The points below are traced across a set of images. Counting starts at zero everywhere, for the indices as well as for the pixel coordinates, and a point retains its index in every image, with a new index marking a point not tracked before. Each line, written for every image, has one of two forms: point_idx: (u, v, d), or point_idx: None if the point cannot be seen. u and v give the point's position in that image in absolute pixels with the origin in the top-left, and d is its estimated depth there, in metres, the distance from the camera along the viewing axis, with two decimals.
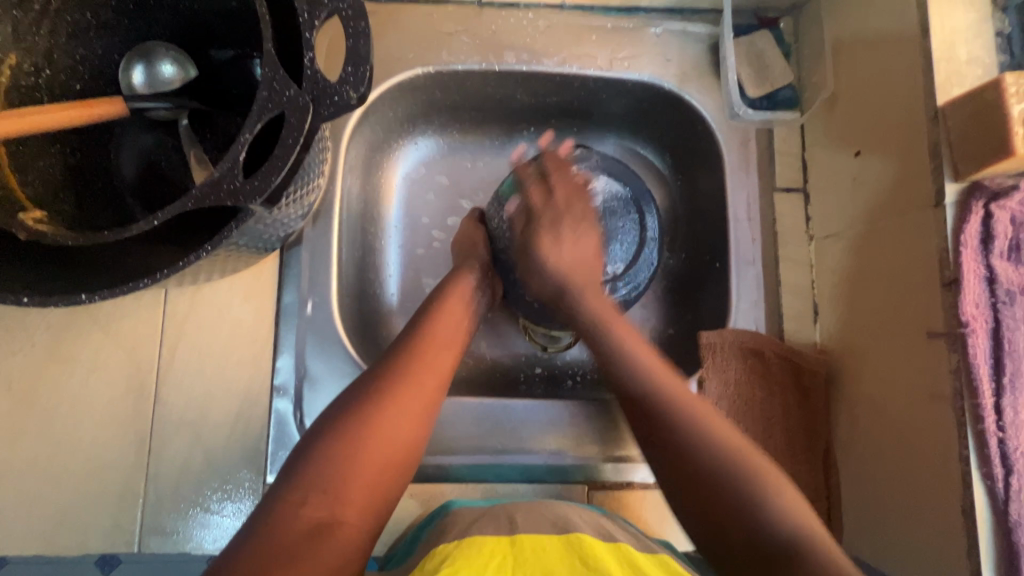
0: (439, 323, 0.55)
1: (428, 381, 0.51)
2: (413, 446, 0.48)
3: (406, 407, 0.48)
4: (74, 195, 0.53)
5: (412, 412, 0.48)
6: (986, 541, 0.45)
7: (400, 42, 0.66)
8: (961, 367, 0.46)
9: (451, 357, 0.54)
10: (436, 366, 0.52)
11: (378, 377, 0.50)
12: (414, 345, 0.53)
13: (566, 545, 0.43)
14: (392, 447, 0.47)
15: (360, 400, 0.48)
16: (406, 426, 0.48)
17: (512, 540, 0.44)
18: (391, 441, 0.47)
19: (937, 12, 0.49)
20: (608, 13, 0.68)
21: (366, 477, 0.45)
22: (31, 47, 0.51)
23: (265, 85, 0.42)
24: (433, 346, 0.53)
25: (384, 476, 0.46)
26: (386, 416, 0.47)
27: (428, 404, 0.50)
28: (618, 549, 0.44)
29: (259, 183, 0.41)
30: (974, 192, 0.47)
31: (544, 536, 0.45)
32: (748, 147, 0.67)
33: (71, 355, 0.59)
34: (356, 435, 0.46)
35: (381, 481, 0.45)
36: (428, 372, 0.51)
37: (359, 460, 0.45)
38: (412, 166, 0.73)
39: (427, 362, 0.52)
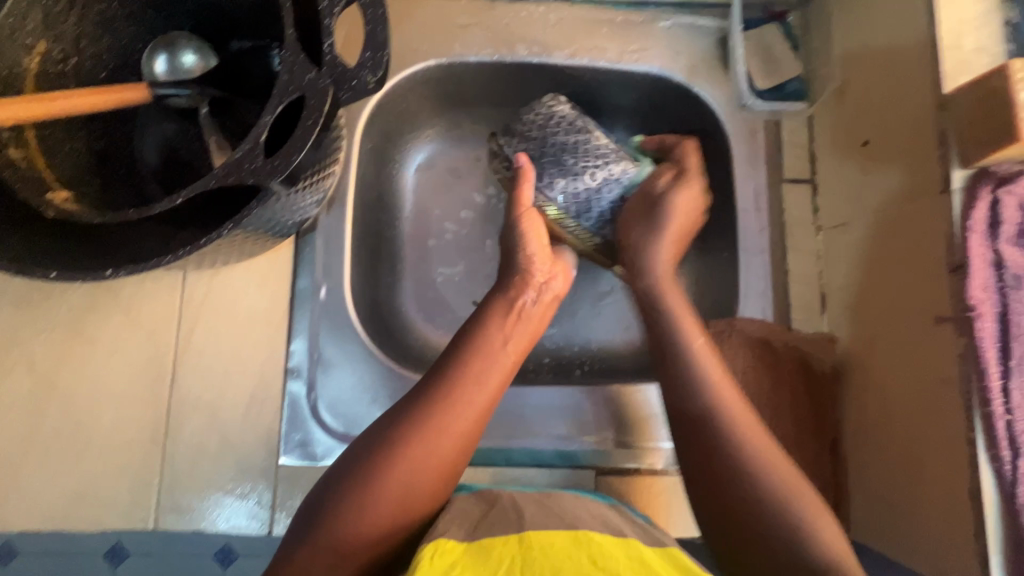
0: (483, 359, 0.52)
1: (451, 427, 0.48)
2: (433, 498, 0.47)
3: (428, 456, 0.46)
4: (97, 179, 0.55)
5: (432, 463, 0.47)
6: (993, 523, 0.44)
7: (414, 34, 0.67)
8: (969, 351, 0.46)
9: (487, 399, 0.50)
10: (467, 414, 0.49)
11: (402, 418, 0.48)
12: (452, 384, 0.50)
13: (573, 540, 0.42)
14: (411, 496, 0.45)
15: (380, 444, 0.47)
16: (426, 475, 0.46)
17: (520, 539, 0.42)
18: (406, 497, 0.45)
19: (944, 1, 0.50)
20: (618, 7, 0.69)
21: (378, 528, 0.44)
22: (59, 36, 0.53)
23: (286, 70, 0.44)
24: (464, 386, 0.50)
25: (403, 524, 0.45)
26: (402, 467, 0.46)
27: (454, 455, 0.48)
28: (625, 543, 0.43)
29: (279, 163, 0.43)
30: (982, 178, 0.47)
31: (552, 532, 0.43)
32: (756, 139, 0.68)
33: (91, 336, 0.60)
34: (372, 488, 0.45)
35: (394, 532, 0.44)
36: (454, 420, 0.48)
37: (374, 514, 0.44)
38: (423, 159, 0.74)
39: (455, 408, 0.49)
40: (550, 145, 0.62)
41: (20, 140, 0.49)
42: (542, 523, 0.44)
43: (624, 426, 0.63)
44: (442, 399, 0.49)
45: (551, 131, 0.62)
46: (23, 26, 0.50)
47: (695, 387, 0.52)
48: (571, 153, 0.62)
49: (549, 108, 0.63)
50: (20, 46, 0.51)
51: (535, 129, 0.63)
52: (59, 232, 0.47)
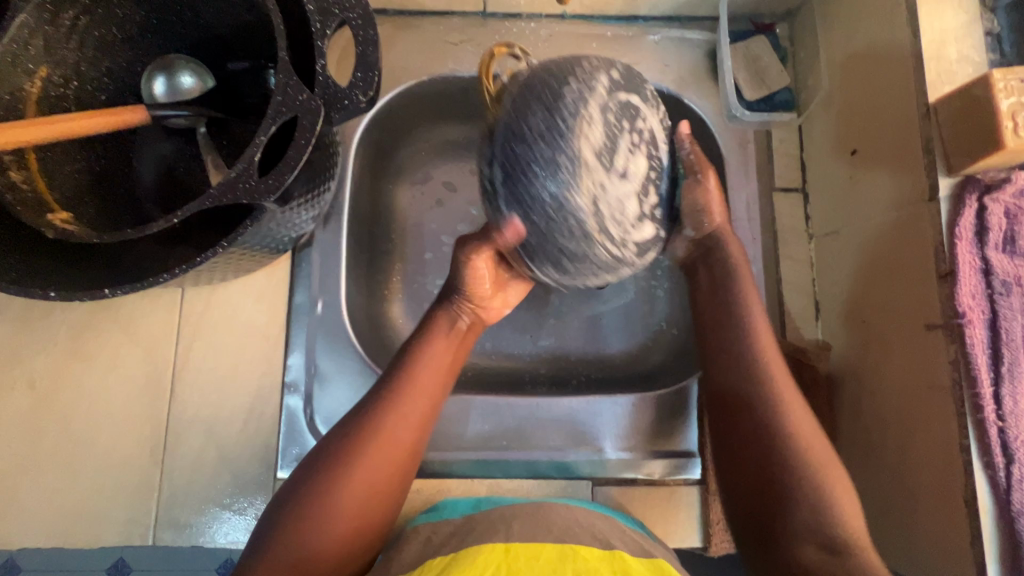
0: (423, 371, 0.51)
1: (398, 434, 0.48)
2: (382, 511, 0.47)
3: (375, 471, 0.47)
4: (97, 200, 0.56)
5: (379, 477, 0.47)
6: (989, 531, 0.44)
7: (408, 52, 0.69)
8: (960, 358, 0.46)
9: (427, 409, 0.51)
10: (409, 427, 0.49)
11: (349, 434, 0.48)
12: (394, 398, 0.49)
13: (562, 555, 0.42)
14: (362, 511, 0.46)
15: (327, 461, 0.47)
16: (374, 489, 0.47)
17: (507, 549, 0.42)
18: (359, 508, 0.46)
19: (925, 13, 0.51)
20: (607, 21, 0.70)
21: (331, 540, 0.45)
22: (59, 61, 0.54)
23: (280, 91, 0.45)
24: (408, 393, 0.50)
25: (354, 538, 0.46)
26: (350, 485, 0.46)
27: (397, 467, 0.48)
28: (614, 556, 0.43)
29: (273, 182, 0.44)
30: (966, 185, 0.48)
31: (542, 544, 0.43)
32: (746, 149, 0.69)
33: (91, 354, 0.61)
34: (323, 507, 0.45)
35: (347, 541, 0.45)
36: (400, 427, 0.49)
37: (325, 531, 0.44)
38: (419, 173, 0.75)
39: (397, 422, 0.49)
40: (536, 137, 0.44)
41: (22, 163, 0.51)
42: (536, 535, 0.44)
43: (622, 435, 0.63)
44: (384, 412, 0.49)
45: (558, 147, 0.43)
46: (25, 52, 0.52)
47: (736, 357, 0.54)
48: (551, 157, 0.43)
49: (557, 90, 0.44)
50: (22, 71, 0.52)
51: (530, 110, 0.44)
52: (52, 252, 0.48)
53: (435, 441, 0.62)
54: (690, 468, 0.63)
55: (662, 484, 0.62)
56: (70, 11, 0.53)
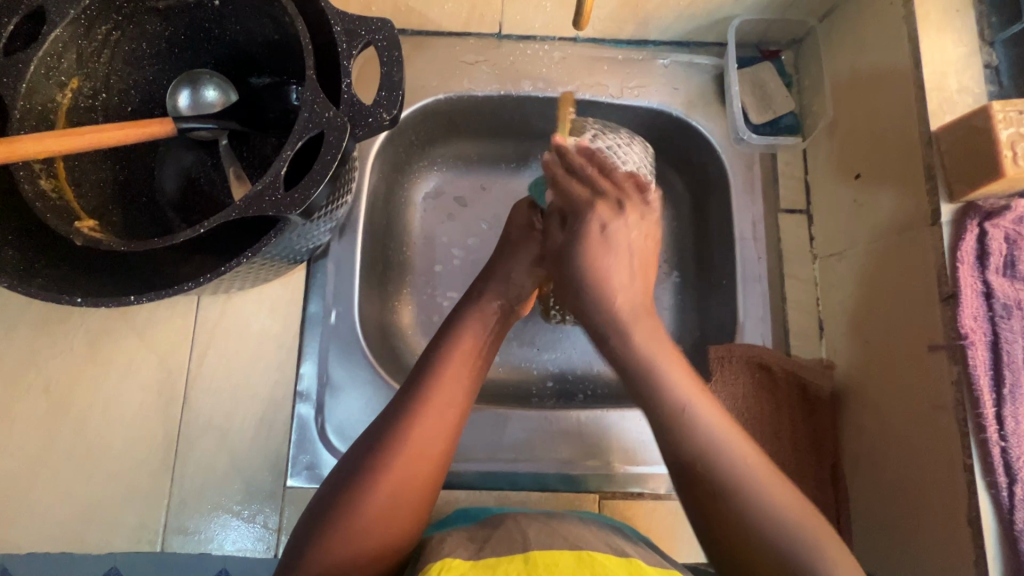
0: (448, 378, 0.51)
1: (433, 438, 0.49)
2: (416, 515, 0.48)
3: (404, 475, 0.47)
4: (121, 208, 0.58)
5: (411, 483, 0.47)
6: (993, 550, 0.45)
7: (425, 71, 0.71)
8: (962, 378, 0.48)
9: (458, 406, 0.51)
10: (442, 423, 0.49)
11: (376, 442, 0.48)
12: (420, 405, 0.49)
13: (576, 560, 0.43)
14: (392, 517, 0.46)
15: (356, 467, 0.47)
16: (407, 494, 0.47)
17: (526, 558, 0.43)
18: (398, 510, 0.46)
19: (927, 46, 0.53)
20: (618, 45, 0.73)
21: (374, 542, 0.45)
22: (91, 73, 0.56)
23: (307, 108, 0.47)
24: (440, 398, 0.50)
25: (388, 544, 0.46)
26: (382, 491, 0.46)
27: (429, 473, 0.48)
28: (630, 562, 0.44)
29: (298, 196, 0.45)
30: (968, 211, 0.49)
31: (558, 552, 0.44)
32: (752, 170, 0.71)
33: (106, 358, 0.62)
34: (354, 513, 0.45)
35: (389, 541, 0.46)
36: (433, 433, 0.49)
37: (368, 524, 0.45)
38: (431, 187, 0.77)
39: (424, 428, 0.48)
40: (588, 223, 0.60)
41: (50, 172, 0.52)
42: (549, 546, 0.45)
43: (631, 452, 0.64)
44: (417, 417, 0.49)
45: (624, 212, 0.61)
46: (58, 65, 0.53)
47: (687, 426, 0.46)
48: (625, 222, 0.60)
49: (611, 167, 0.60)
50: (54, 82, 0.54)
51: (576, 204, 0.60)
52: (74, 259, 0.49)
53: None
54: None
55: (669, 499, 0.63)
56: (103, 26, 0.55)
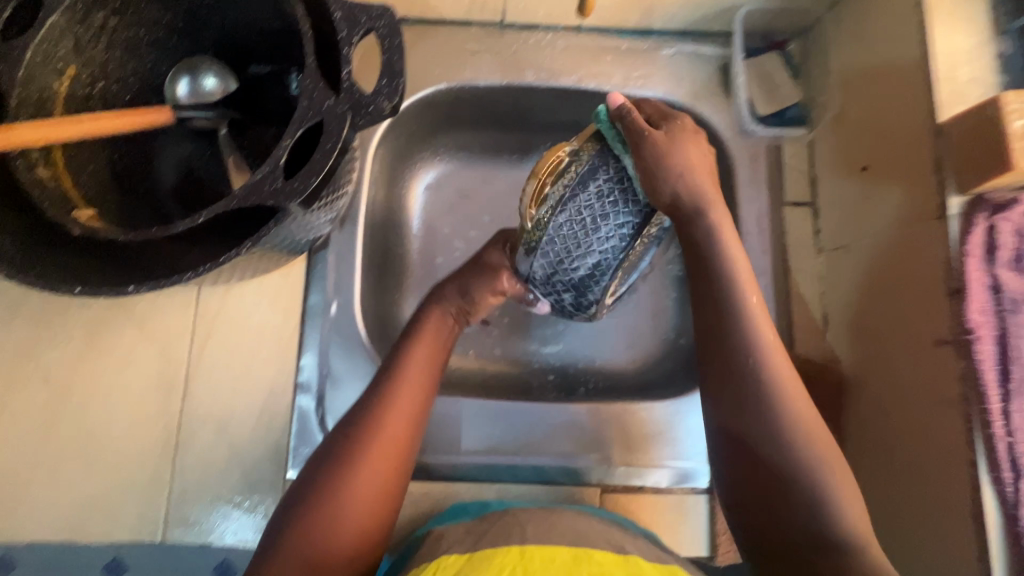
0: (406, 391, 0.51)
1: (395, 431, 0.49)
2: (375, 531, 0.47)
3: (360, 489, 0.46)
4: (120, 196, 0.57)
5: (368, 496, 0.46)
6: (996, 546, 0.45)
7: (427, 60, 0.70)
8: (968, 373, 0.47)
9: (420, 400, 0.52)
10: (404, 415, 0.50)
11: (335, 454, 0.48)
12: (377, 417, 0.49)
13: (572, 557, 0.43)
14: (348, 534, 0.45)
15: (316, 481, 0.47)
16: (365, 511, 0.46)
17: (522, 552, 0.43)
18: (372, 506, 0.47)
19: (938, 35, 0.52)
20: (623, 35, 0.72)
21: (350, 538, 0.45)
22: (88, 60, 0.55)
23: (306, 96, 0.46)
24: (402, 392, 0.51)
25: (348, 561, 0.45)
26: (341, 505, 0.45)
27: (386, 488, 0.48)
28: (624, 559, 0.44)
29: (298, 185, 0.44)
30: (977, 204, 0.49)
31: (556, 546, 0.44)
32: (757, 162, 0.70)
33: (106, 349, 0.62)
34: (327, 515, 0.45)
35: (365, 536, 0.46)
36: (396, 426, 0.50)
37: (344, 519, 0.45)
38: (433, 178, 0.76)
39: (393, 416, 0.50)
40: (580, 217, 0.53)
41: (48, 160, 0.51)
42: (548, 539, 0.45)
43: (632, 444, 0.64)
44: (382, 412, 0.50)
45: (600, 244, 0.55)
46: (56, 52, 0.52)
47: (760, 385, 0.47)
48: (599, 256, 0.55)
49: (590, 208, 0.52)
50: (51, 70, 0.53)
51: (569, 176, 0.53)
52: (71, 245, 0.48)
53: (446, 445, 0.63)
54: (696, 478, 0.63)
55: (670, 492, 0.63)
56: (100, 13, 0.54)
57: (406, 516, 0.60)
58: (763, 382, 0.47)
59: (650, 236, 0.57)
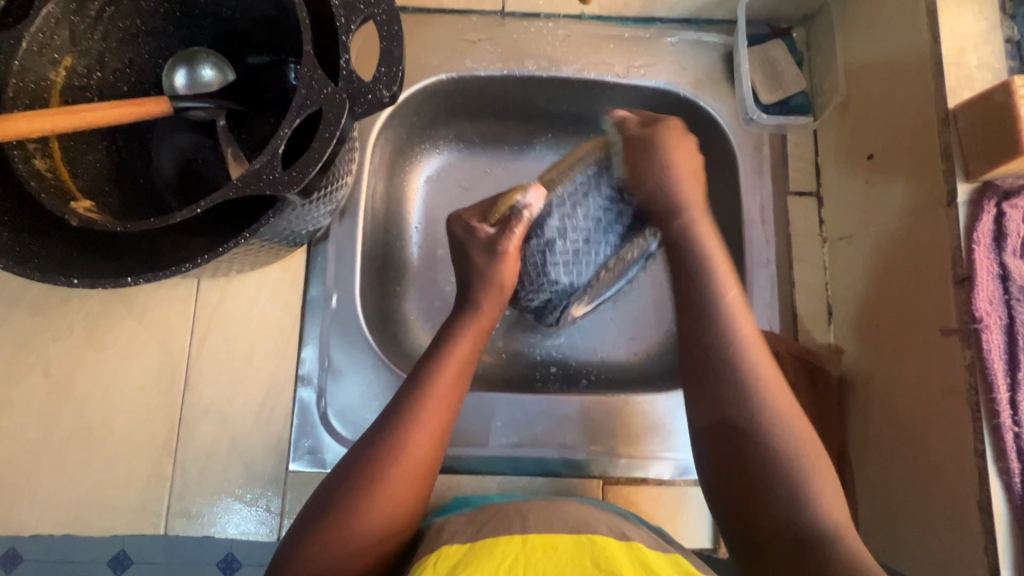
0: (451, 368, 0.52)
1: (433, 422, 0.50)
2: (410, 512, 0.47)
3: (405, 464, 0.47)
4: (118, 191, 0.56)
5: (411, 473, 0.48)
6: (1003, 535, 0.44)
7: (426, 49, 0.69)
8: (975, 363, 0.46)
9: (454, 390, 0.52)
10: (441, 407, 0.50)
11: (380, 431, 0.49)
12: (422, 395, 0.50)
13: (576, 544, 0.43)
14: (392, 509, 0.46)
15: (358, 456, 0.48)
16: (408, 487, 0.47)
17: (523, 540, 0.43)
18: (402, 497, 0.47)
19: (946, 19, 0.51)
20: (624, 23, 0.71)
21: (377, 526, 0.45)
22: (84, 51, 0.55)
23: (304, 84, 0.45)
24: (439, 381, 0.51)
25: (389, 536, 0.46)
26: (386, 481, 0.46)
27: (418, 478, 0.48)
28: (629, 545, 0.44)
29: (296, 175, 0.44)
30: (986, 191, 0.48)
31: (556, 535, 0.43)
32: (761, 152, 0.69)
33: (106, 342, 0.61)
34: (359, 503, 0.45)
35: (393, 525, 0.46)
36: (432, 416, 0.50)
37: (372, 509, 0.45)
38: (433, 170, 0.76)
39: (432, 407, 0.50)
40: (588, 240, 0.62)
41: (46, 151, 0.51)
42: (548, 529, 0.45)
43: (633, 436, 0.63)
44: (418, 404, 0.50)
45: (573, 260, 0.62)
46: (51, 42, 0.52)
47: (744, 392, 0.50)
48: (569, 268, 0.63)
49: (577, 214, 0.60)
50: (47, 60, 0.53)
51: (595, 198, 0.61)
52: (70, 236, 0.48)
53: (447, 437, 0.62)
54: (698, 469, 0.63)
55: (672, 484, 0.63)
56: (95, 3, 0.53)
57: None
58: (741, 377, 0.50)
59: (633, 258, 0.64)
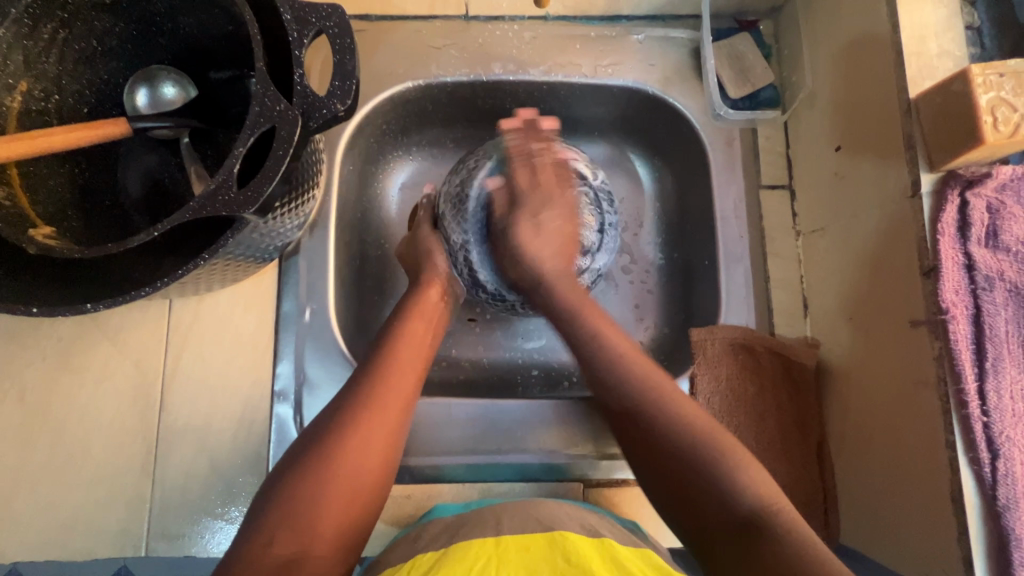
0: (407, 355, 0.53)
1: (393, 407, 0.50)
2: (371, 501, 0.47)
3: (364, 449, 0.47)
4: (82, 213, 0.56)
5: (376, 451, 0.47)
6: (975, 526, 0.44)
7: (391, 57, 0.68)
8: (943, 354, 0.46)
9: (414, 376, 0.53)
10: (400, 391, 0.51)
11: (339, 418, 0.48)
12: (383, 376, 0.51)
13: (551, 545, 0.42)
14: (361, 480, 0.46)
15: (323, 429, 0.48)
16: (376, 454, 0.47)
17: (497, 542, 0.43)
18: (361, 484, 0.46)
19: (905, 8, 0.51)
20: (590, 22, 0.70)
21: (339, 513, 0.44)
22: (40, 74, 0.54)
23: (257, 102, 0.44)
24: (398, 368, 0.52)
25: (351, 516, 0.45)
26: (353, 457, 0.46)
27: (381, 467, 0.48)
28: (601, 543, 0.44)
29: (251, 194, 0.43)
30: (949, 181, 0.48)
31: (531, 535, 0.44)
32: (732, 146, 0.69)
33: (81, 367, 0.61)
34: (319, 488, 0.44)
35: (355, 509, 0.45)
36: (393, 399, 0.50)
37: (331, 495, 0.44)
38: (407, 177, 0.75)
39: (393, 388, 0.51)
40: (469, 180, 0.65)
41: (4, 180, 0.51)
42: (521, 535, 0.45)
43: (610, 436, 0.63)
44: (376, 389, 0.50)
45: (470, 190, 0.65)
46: (4, 67, 0.52)
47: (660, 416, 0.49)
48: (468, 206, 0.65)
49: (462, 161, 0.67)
50: (2, 86, 0.52)
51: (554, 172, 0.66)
52: (29, 264, 0.48)
53: (427, 445, 0.62)
54: None
55: None
56: (48, 25, 0.53)
57: (388, 517, 0.60)
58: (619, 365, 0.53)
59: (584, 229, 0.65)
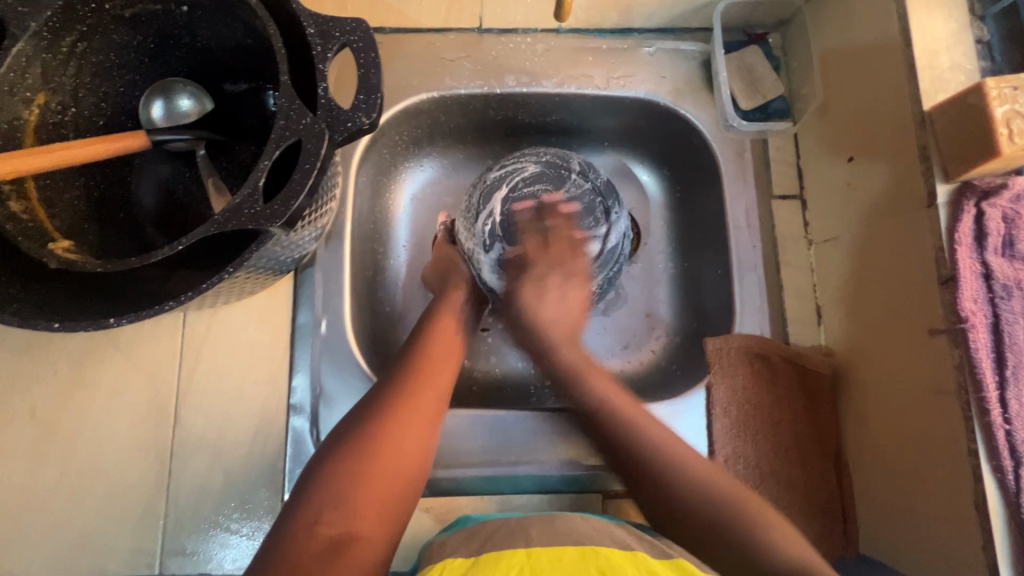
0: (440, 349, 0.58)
1: (427, 395, 0.53)
2: (410, 489, 0.49)
3: (405, 432, 0.49)
4: (97, 226, 0.56)
5: (418, 431, 0.50)
6: (1000, 534, 0.44)
7: (406, 69, 0.69)
8: (964, 362, 0.47)
9: (449, 370, 0.57)
10: (437, 383, 0.54)
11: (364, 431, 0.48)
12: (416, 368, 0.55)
13: (580, 554, 0.42)
14: (403, 460, 0.48)
15: (370, 414, 0.50)
16: (415, 440, 0.50)
17: (529, 553, 0.42)
18: (401, 470, 0.48)
19: (917, 23, 0.52)
20: (602, 35, 0.71)
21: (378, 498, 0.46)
22: (57, 87, 0.54)
23: (282, 116, 0.45)
24: (430, 363, 0.56)
25: (390, 503, 0.47)
26: (401, 443, 0.49)
27: (420, 450, 0.50)
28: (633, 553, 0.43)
29: (277, 207, 0.43)
30: (964, 191, 0.49)
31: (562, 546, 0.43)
32: (744, 157, 0.70)
33: (93, 380, 0.60)
34: (364, 470, 0.46)
35: (395, 496, 0.47)
36: (427, 388, 0.53)
37: (376, 475, 0.46)
38: (418, 188, 0.76)
39: (428, 379, 0.54)
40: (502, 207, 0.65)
41: (20, 193, 0.50)
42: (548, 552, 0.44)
43: None
44: (412, 378, 0.53)
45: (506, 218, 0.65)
46: (22, 81, 0.51)
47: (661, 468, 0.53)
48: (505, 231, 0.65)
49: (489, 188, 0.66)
50: (19, 99, 0.52)
51: (568, 184, 0.66)
52: (53, 282, 0.47)
53: (444, 457, 0.62)
54: None
55: None
56: (67, 39, 0.52)
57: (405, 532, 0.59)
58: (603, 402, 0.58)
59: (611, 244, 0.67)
